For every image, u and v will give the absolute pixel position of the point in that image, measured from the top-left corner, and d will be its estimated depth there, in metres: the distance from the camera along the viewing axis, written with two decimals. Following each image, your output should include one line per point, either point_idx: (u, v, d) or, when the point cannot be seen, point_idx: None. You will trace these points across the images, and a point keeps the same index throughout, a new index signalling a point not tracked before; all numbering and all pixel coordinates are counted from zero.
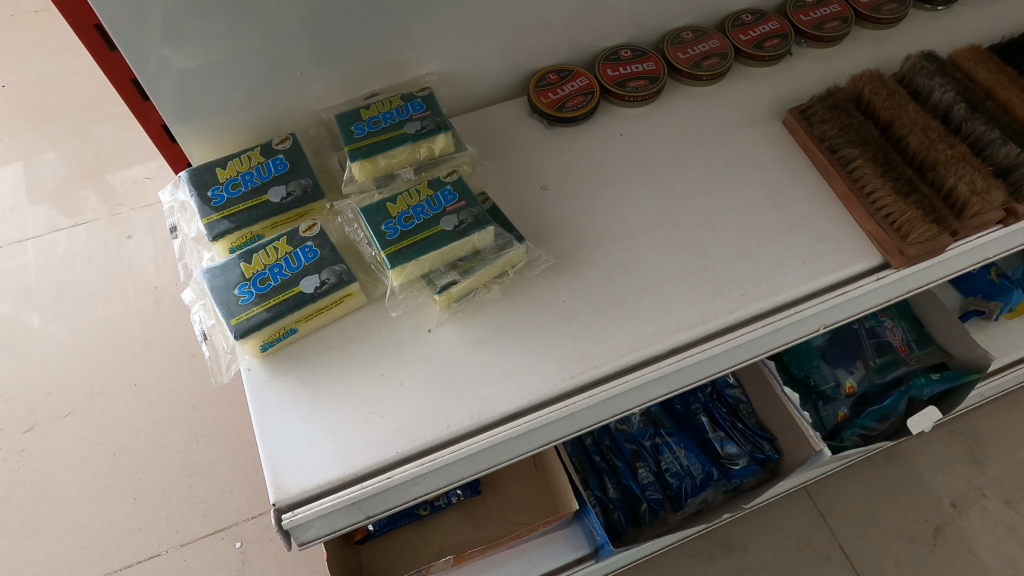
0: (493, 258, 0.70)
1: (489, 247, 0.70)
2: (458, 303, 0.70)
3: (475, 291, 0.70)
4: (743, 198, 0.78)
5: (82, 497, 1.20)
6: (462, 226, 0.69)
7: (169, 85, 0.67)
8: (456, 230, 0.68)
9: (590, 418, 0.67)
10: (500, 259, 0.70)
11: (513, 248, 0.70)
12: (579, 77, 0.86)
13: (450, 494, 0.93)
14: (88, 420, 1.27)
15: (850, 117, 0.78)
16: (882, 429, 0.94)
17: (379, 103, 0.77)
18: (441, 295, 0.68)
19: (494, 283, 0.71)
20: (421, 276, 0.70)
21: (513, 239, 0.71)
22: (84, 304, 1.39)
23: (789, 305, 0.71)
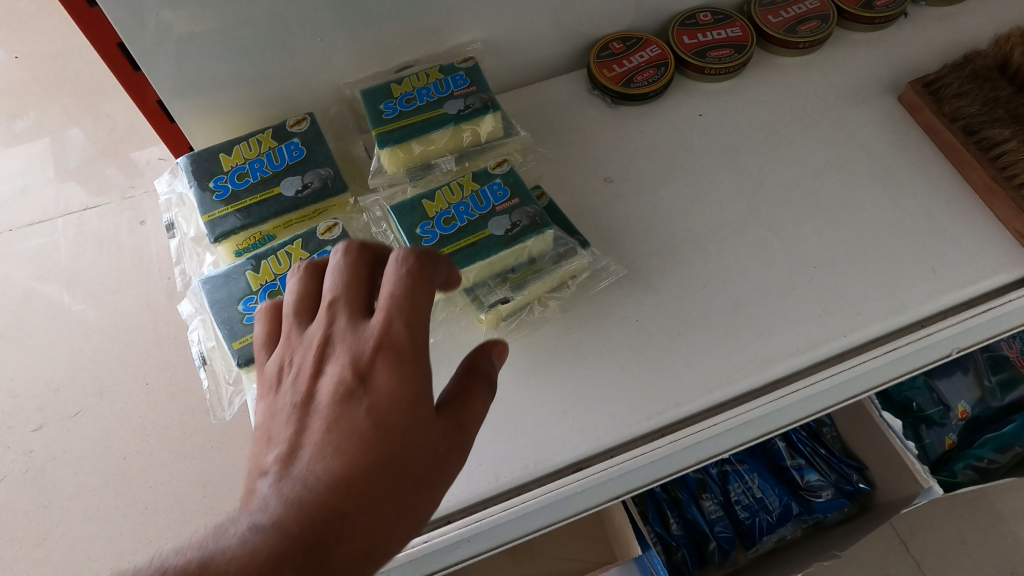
0: (551, 270, 0.58)
1: (545, 255, 0.58)
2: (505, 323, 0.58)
3: (527, 309, 0.58)
4: (855, 193, 0.64)
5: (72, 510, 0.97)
6: (515, 230, 0.56)
7: (165, 57, 0.55)
8: (506, 236, 0.56)
9: (670, 467, 0.54)
10: (562, 271, 0.58)
11: (575, 257, 0.58)
12: (649, 45, 0.73)
13: None
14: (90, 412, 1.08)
15: (994, 90, 0.64)
16: (1003, 462, 0.81)
17: (413, 77, 0.64)
18: (487, 314, 0.56)
19: (550, 300, 0.59)
20: (465, 290, 0.58)
21: (576, 245, 0.58)
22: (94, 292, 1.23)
23: (914, 326, 0.57)
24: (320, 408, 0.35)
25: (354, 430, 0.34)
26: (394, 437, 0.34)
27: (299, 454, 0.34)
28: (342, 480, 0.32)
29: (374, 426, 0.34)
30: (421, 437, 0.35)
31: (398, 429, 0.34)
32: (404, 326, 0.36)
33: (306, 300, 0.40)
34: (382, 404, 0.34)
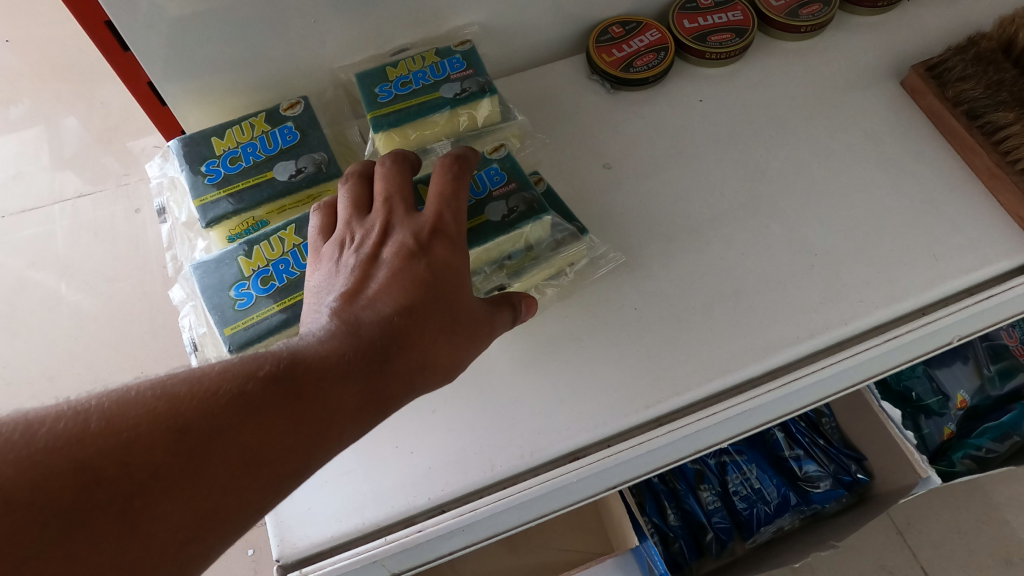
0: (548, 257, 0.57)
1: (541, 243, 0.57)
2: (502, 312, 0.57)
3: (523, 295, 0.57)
4: (858, 180, 0.63)
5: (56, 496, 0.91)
6: (512, 215, 0.55)
7: (155, 39, 0.54)
8: (504, 221, 0.55)
9: (669, 456, 0.54)
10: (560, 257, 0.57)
11: (574, 241, 0.57)
12: (649, 29, 0.71)
13: None
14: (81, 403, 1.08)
15: (999, 72, 0.63)
16: (1001, 451, 0.79)
17: (409, 60, 0.63)
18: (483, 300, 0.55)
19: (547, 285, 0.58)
20: None
21: (574, 231, 0.58)
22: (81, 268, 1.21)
23: (916, 314, 0.57)
24: (380, 266, 0.45)
25: (411, 281, 0.44)
26: (441, 291, 0.44)
27: (364, 292, 0.43)
28: (403, 314, 0.42)
29: (427, 280, 0.44)
30: (461, 298, 0.45)
31: (444, 286, 0.44)
32: (450, 218, 0.47)
33: (358, 199, 0.49)
34: (433, 264, 0.45)
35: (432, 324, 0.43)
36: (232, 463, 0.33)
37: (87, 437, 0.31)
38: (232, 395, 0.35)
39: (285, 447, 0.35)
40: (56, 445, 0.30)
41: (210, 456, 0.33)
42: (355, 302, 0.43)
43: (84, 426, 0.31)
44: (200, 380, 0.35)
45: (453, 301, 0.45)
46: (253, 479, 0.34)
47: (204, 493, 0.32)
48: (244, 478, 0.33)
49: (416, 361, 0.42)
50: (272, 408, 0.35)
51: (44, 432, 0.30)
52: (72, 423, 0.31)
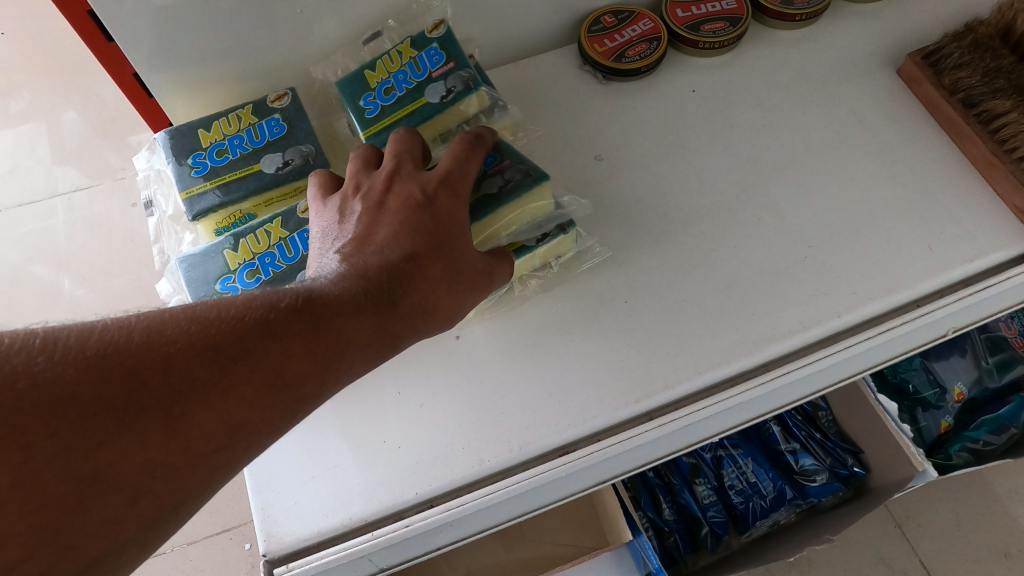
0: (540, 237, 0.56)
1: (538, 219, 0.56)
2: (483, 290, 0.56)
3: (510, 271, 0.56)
4: (852, 171, 0.62)
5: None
6: (508, 185, 0.54)
7: (138, 30, 0.53)
8: (500, 192, 0.53)
9: (660, 450, 0.53)
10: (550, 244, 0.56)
11: (559, 232, 0.56)
12: (642, 19, 0.70)
13: None
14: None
15: (996, 59, 0.62)
16: (999, 444, 0.79)
17: (386, 59, 0.61)
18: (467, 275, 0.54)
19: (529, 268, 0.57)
20: None
21: (562, 223, 0.56)
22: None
23: (910, 306, 0.56)
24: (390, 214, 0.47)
25: (420, 231, 0.46)
26: (448, 242, 0.46)
27: (374, 237, 0.46)
28: (410, 259, 0.45)
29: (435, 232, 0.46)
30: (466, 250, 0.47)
31: (452, 238, 0.47)
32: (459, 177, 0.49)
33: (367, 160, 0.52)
34: (441, 217, 0.47)
35: (438, 272, 0.45)
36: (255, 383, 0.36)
37: (133, 347, 0.33)
38: (259, 319, 0.37)
39: (304, 370, 0.37)
40: (104, 353, 0.32)
41: (238, 372, 0.35)
42: (366, 248, 0.45)
43: (129, 336, 0.33)
44: (229, 306, 0.37)
45: (461, 252, 0.47)
46: (274, 396, 0.36)
47: (232, 408, 0.35)
48: (266, 396, 0.36)
49: (421, 304, 0.44)
50: (294, 334, 0.37)
51: (94, 339, 0.32)
52: (118, 334, 0.33)
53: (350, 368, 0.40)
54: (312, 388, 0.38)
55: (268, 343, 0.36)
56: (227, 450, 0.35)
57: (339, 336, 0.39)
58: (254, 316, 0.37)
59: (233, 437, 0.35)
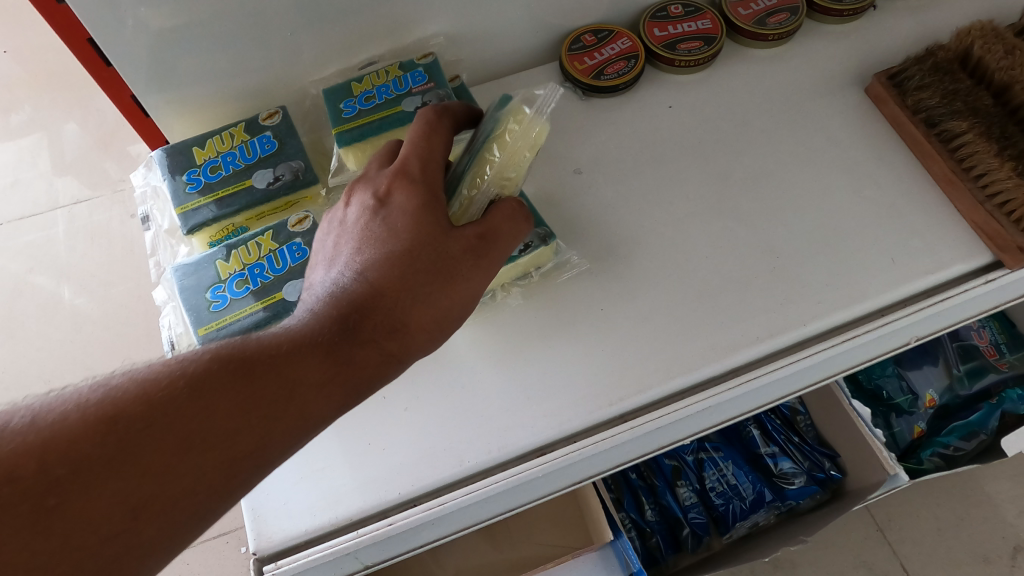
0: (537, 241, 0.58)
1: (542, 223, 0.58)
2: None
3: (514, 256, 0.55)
4: (821, 185, 0.65)
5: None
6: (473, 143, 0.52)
7: (135, 54, 0.56)
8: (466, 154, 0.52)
9: (633, 452, 0.56)
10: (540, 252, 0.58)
11: (541, 245, 0.58)
12: (620, 38, 0.73)
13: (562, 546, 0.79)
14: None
15: (955, 82, 0.64)
16: (968, 449, 0.82)
17: (373, 75, 0.65)
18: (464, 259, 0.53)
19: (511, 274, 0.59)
20: None
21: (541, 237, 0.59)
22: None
23: (874, 314, 0.58)
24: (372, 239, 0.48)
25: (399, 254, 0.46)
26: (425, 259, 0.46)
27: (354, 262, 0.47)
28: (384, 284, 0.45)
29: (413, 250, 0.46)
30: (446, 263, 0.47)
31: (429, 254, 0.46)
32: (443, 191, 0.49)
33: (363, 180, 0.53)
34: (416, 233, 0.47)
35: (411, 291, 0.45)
36: (199, 432, 0.36)
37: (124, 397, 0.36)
38: (198, 372, 0.38)
39: (252, 412, 0.38)
40: (47, 430, 0.34)
41: (180, 425, 0.36)
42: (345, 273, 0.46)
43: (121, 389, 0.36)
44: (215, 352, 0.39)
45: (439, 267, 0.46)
46: (225, 444, 0.37)
47: (177, 462, 0.36)
48: (215, 445, 0.37)
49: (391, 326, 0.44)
50: (233, 382, 0.38)
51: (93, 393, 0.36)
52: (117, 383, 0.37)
53: (307, 405, 0.40)
54: (265, 429, 0.38)
55: (209, 395, 0.37)
56: (188, 501, 0.36)
57: (283, 378, 0.39)
58: (191, 371, 0.38)
59: (186, 489, 0.36)
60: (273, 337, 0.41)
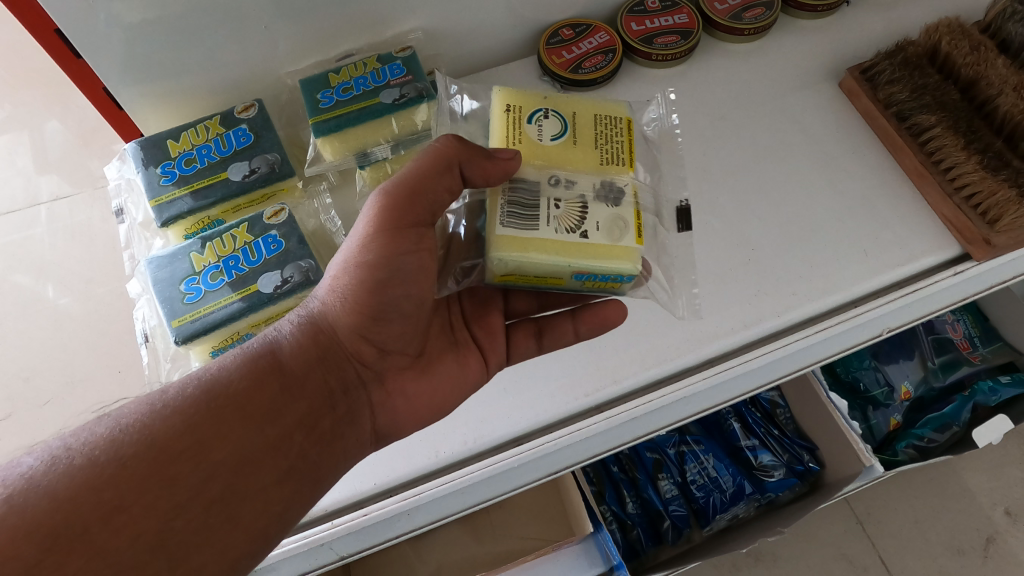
0: (591, 200, 0.49)
1: (592, 184, 0.49)
2: (527, 227, 0.47)
3: (556, 221, 0.47)
4: (794, 177, 0.65)
5: (7, 449, 0.82)
6: None
7: (107, 46, 0.55)
8: None
9: (610, 442, 0.56)
10: (605, 215, 0.48)
11: (617, 199, 0.49)
12: (598, 32, 0.73)
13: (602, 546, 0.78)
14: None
15: (923, 77, 0.66)
16: (942, 441, 0.83)
17: (351, 67, 0.65)
18: (534, 247, 0.47)
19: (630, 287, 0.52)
20: (532, 238, 0.47)
21: (620, 189, 0.50)
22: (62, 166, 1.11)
23: (846, 306, 0.59)
24: None
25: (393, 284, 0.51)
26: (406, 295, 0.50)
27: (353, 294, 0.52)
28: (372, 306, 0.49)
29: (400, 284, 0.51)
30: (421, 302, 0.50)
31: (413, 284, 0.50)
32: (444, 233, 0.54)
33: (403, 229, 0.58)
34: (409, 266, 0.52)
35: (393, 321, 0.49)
36: (143, 458, 0.39)
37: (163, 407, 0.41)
38: (150, 418, 0.41)
39: (196, 431, 0.41)
40: (4, 488, 0.36)
41: (167, 447, 0.40)
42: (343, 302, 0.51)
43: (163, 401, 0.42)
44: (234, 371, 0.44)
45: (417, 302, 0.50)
46: (177, 461, 0.39)
47: (135, 502, 0.38)
48: (162, 468, 0.39)
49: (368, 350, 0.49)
50: (172, 408, 0.41)
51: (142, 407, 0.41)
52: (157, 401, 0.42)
53: (274, 422, 0.43)
54: (215, 443, 0.41)
55: (146, 422, 0.40)
56: (166, 524, 0.38)
57: (219, 394, 0.42)
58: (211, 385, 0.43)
59: (156, 512, 0.38)
60: (216, 378, 0.43)
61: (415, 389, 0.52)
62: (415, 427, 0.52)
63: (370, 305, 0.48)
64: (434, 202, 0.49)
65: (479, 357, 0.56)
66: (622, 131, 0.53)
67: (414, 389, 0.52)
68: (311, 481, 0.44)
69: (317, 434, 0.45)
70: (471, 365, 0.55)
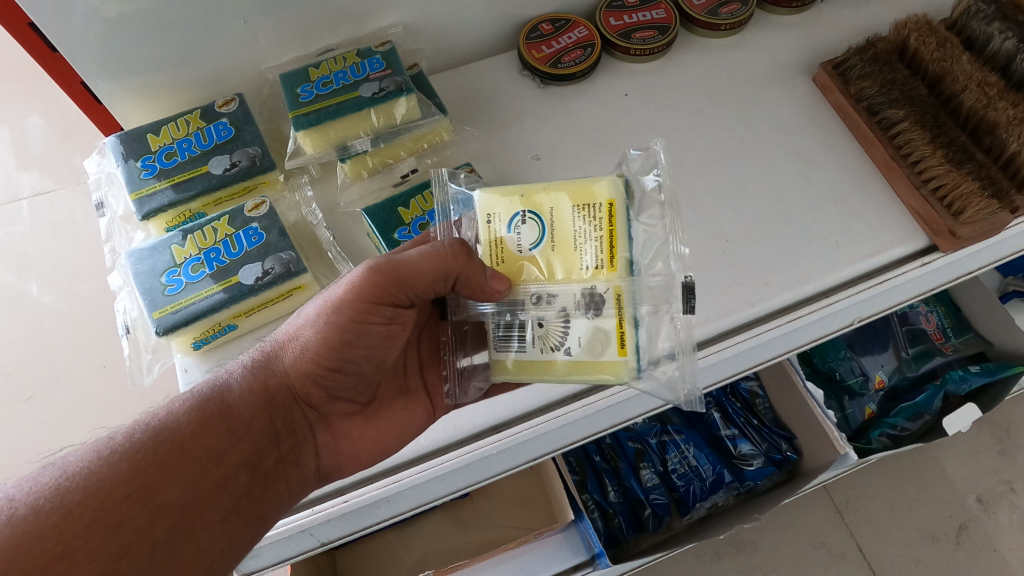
0: (573, 316, 0.48)
1: (572, 295, 0.48)
2: (512, 348, 0.49)
3: (541, 341, 0.49)
4: (769, 171, 0.66)
5: None
6: None
7: (87, 41, 0.56)
8: None
9: (585, 430, 0.59)
10: (585, 331, 0.48)
11: (598, 309, 0.47)
12: (577, 28, 0.74)
13: (586, 533, 0.79)
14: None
15: (893, 72, 0.68)
16: (914, 429, 0.85)
17: (331, 61, 0.65)
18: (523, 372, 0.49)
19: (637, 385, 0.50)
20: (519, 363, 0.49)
21: (601, 294, 0.47)
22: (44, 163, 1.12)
23: (819, 296, 0.61)
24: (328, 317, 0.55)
25: None
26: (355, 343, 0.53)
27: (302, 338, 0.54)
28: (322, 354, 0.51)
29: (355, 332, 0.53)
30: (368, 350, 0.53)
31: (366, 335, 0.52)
32: None
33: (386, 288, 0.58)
34: None
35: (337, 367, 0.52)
36: (91, 504, 0.41)
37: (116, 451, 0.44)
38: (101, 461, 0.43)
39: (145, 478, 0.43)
40: None
41: (119, 490, 0.42)
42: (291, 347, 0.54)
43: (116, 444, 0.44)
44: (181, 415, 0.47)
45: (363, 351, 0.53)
46: (124, 504, 0.42)
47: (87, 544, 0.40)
48: (108, 512, 0.42)
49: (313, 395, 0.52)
50: (120, 452, 0.44)
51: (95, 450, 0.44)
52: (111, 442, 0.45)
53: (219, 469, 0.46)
54: (163, 488, 0.44)
55: (94, 468, 0.43)
56: (110, 566, 0.41)
57: (167, 439, 0.45)
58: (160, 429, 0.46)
59: (103, 556, 0.41)
60: (166, 424, 0.46)
61: (360, 431, 0.56)
62: (358, 469, 0.54)
63: (319, 358, 0.51)
64: (412, 289, 0.51)
65: (426, 405, 0.58)
66: (604, 220, 0.47)
67: (358, 434, 0.55)
68: (254, 518, 0.47)
69: (261, 473, 0.49)
70: (417, 411, 0.57)
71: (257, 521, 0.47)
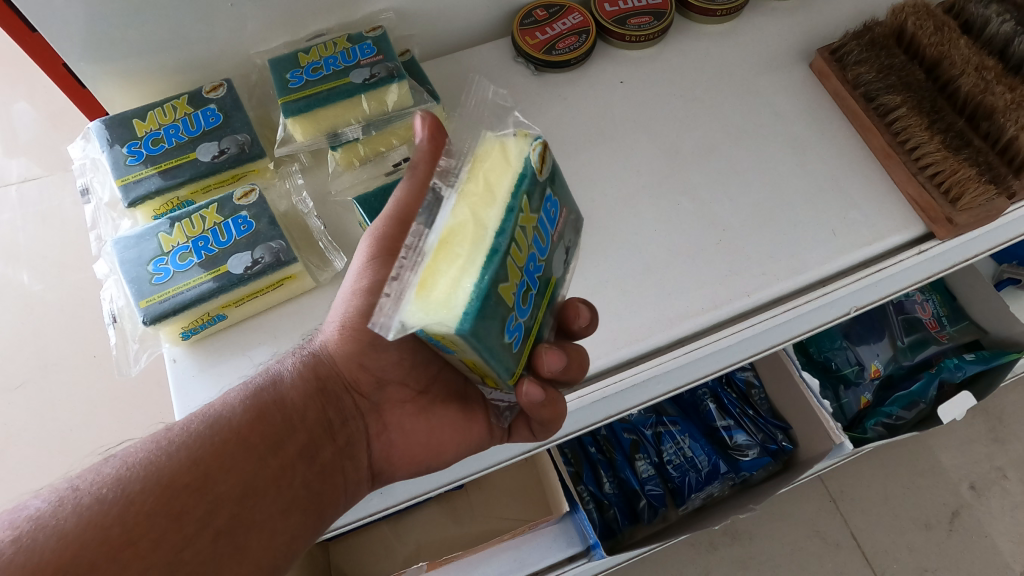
0: None
1: None
2: None
3: None
4: (766, 158, 0.66)
5: None
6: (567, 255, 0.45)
7: (69, 23, 0.54)
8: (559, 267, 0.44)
9: (581, 421, 0.60)
10: None
11: None
12: (571, 13, 0.73)
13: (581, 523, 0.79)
14: (15, 325, 0.98)
15: (889, 57, 0.67)
16: (909, 417, 0.86)
17: (321, 46, 0.64)
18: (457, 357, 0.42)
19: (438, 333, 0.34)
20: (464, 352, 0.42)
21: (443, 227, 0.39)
22: (35, 149, 1.12)
23: (816, 284, 0.60)
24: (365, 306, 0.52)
25: None
26: None
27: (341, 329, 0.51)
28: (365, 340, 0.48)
29: None
30: None
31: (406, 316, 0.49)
32: None
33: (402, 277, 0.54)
34: None
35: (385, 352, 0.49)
36: (152, 492, 0.40)
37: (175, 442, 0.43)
38: (161, 453, 0.42)
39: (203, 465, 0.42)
40: (12, 530, 0.37)
41: (179, 478, 0.41)
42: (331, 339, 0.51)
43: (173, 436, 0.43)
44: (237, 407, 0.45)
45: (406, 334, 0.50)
46: (185, 494, 0.40)
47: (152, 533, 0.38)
48: (172, 499, 0.40)
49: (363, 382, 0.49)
50: (178, 443, 0.42)
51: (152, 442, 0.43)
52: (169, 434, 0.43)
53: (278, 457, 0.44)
54: (221, 474, 0.42)
55: (154, 458, 0.41)
56: (174, 556, 0.38)
57: (225, 430, 0.44)
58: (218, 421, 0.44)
59: (167, 545, 0.39)
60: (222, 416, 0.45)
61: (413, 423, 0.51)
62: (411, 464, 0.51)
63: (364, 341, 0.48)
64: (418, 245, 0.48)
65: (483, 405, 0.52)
66: None
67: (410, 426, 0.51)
68: (315, 510, 0.45)
69: (318, 465, 0.47)
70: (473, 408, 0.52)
71: (316, 515, 0.46)
